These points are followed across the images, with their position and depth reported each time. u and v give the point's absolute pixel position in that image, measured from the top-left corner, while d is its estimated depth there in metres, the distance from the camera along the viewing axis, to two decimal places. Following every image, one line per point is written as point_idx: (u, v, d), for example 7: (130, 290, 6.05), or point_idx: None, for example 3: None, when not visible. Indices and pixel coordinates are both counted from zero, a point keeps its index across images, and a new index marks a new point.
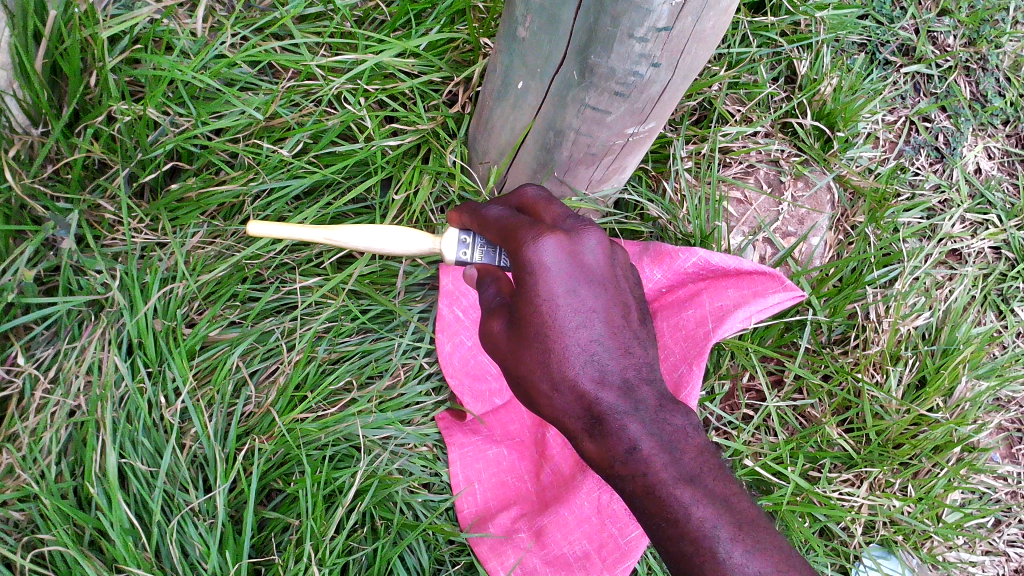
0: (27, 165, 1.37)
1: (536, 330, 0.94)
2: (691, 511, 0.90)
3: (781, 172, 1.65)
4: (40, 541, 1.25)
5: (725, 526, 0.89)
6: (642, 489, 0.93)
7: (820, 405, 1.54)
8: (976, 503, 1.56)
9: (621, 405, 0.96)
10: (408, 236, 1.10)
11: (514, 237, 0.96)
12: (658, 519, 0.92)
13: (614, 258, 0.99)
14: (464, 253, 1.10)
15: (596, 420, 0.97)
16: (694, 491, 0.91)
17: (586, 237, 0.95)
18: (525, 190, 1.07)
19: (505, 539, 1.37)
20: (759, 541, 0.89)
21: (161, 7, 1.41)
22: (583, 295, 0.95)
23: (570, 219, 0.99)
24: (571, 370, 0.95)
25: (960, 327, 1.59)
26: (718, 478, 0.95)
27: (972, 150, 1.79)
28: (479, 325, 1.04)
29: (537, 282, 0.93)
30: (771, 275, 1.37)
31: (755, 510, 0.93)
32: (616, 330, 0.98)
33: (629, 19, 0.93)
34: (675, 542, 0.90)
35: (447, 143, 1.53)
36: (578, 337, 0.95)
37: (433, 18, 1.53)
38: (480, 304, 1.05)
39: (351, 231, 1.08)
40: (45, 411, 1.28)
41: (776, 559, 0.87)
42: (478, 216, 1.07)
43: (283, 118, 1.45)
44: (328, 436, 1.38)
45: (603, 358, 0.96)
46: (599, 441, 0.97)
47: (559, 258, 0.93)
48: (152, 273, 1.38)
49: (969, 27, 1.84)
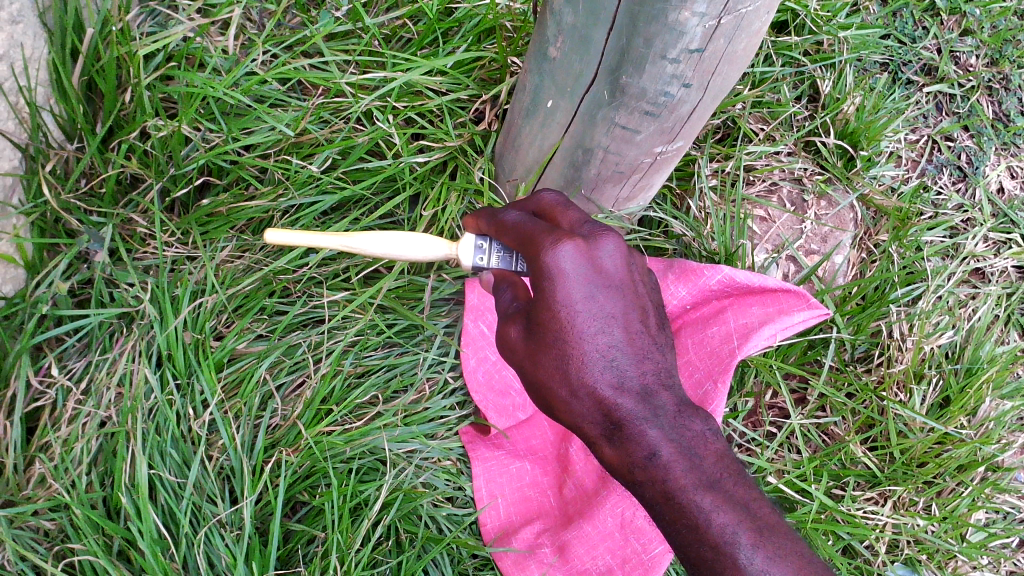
0: (62, 180, 1.39)
1: (554, 336, 0.94)
2: (711, 517, 0.90)
3: (804, 190, 1.66)
4: (70, 550, 1.26)
5: (746, 531, 0.89)
6: (662, 496, 0.94)
7: (843, 423, 1.55)
8: (1001, 523, 1.55)
9: (640, 411, 0.96)
10: (426, 242, 1.11)
11: (532, 243, 0.96)
12: (678, 525, 0.93)
13: (632, 262, 0.98)
14: (480, 259, 1.10)
15: (615, 426, 0.96)
16: (714, 497, 0.91)
17: (605, 242, 0.94)
18: (543, 195, 1.06)
19: (528, 554, 1.38)
20: (780, 546, 0.88)
21: (195, 25, 1.45)
22: (601, 301, 0.94)
23: (588, 224, 0.98)
24: (589, 376, 0.95)
25: (983, 345, 1.59)
26: (737, 484, 0.94)
27: (995, 169, 1.80)
28: (498, 331, 1.04)
29: (555, 288, 0.92)
30: (796, 293, 1.37)
31: (777, 516, 0.93)
32: (634, 336, 0.97)
33: (662, 40, 0.94)
34: (695, 548, 0.90)
35: (474, 160, 1.54)
36: (597, 343, 0.94)
37: (460, 36, 1.55)
38: (497, 309, 1.07)
39: (368, 238, 1.08)
40: (77, 421, 1.30)
41: (797, 563, 0.87)
42: (496, 222, 1.07)
43: (312, 135, 1.47)
44: (354, 450, 1.39)
45: (622, 363, 0.96)
46: (618, 448, 0.97)
47: (578, 264, 0.92)
48: (183, 286, 1.40)
49: (991, 47, 1.85)
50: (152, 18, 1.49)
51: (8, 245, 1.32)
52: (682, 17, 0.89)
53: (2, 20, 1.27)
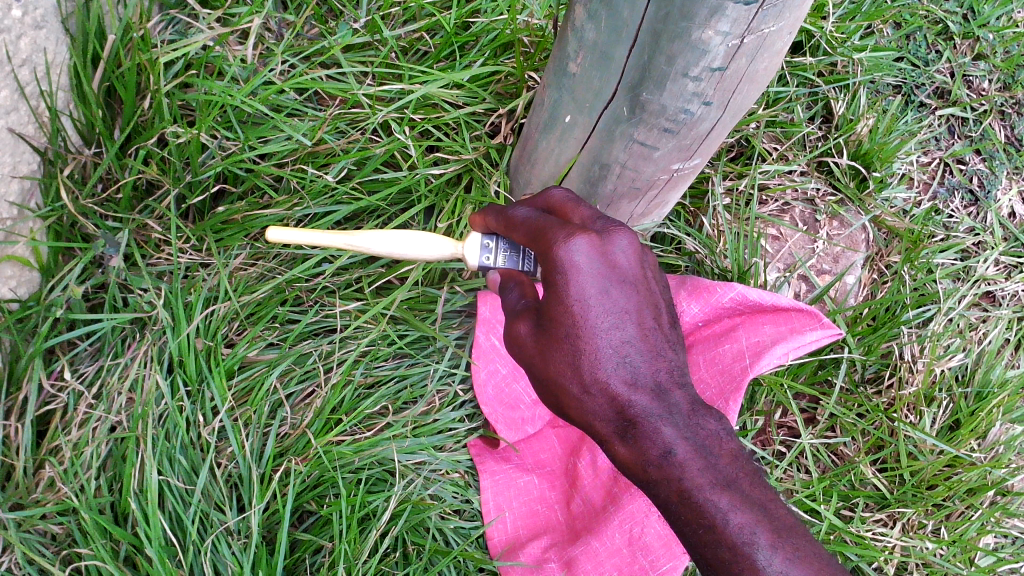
0: (80, 184, 1.39)
1: (566, 331, 0.94)
2: (728, 517, 0.89)
3: (817, 211, 1.68)
4: (77, 555, 1.25)
5: (764, 532, 0.88)
6: (677, 495, 0.93)
7: (853, 444, 1.56)
8: (1010, 548, 1.54)
9: (653, 408, 0.95)
10: (430, 241, 1.11)
11: (545, 237, 0.96)
12: (693, 525, 0.92)
13: (645, 259, 0.98)
14: (487, 259, 1.13)
15: (628, 423, 0.96)
16: (731, 497, 0.91)
17: (618, 238, 0.95)
18: (551, 192, 1.06)
19: (535, 568, 1.37)
20: (798, 548, 0.88)
21: (215, 34, 1.45)
22: (615, 296, 0.94)
23: (600, 220, 0.98)
24: (603, 373, 0.95)
25: (994, 369, 1.59)
26: (753, 485, 0.94)
27: (1007, 193, 1.80)
28: (505, 328, 1.04)
29: (569, 283, 0.92)
30: (808, 312, 1.37)
31: (794, 517, 0.92)
32: (647, 333, 0.97)
33: (684, 58, 0.95)
34: (712, 549, 0.89)
35: (489, 173, 1.55)
36: (610, 339, 0.94)
37: (477, 50, 1.56)
38: (504, 308, 1.07)
39: (373, 236, 1.08)
40: (88, 426, 1.30)
41: (816, 565, 0.87)
42: (504, 218, 1.07)
43: (328, 145, 1.48)
44: (363, 460, 1.39)
45: (635, 360, 0.96)
46: (631, 446, 0.96)
47: (591, 258, 0.93)
48: (196, 293, 1.40)
49: (1004, 72, 1.86)
50: (172, 26, 1.49)
51: (25, 248, 1.32)
52: (705, 36, 0.90)
53: (25, 24, 1.27)
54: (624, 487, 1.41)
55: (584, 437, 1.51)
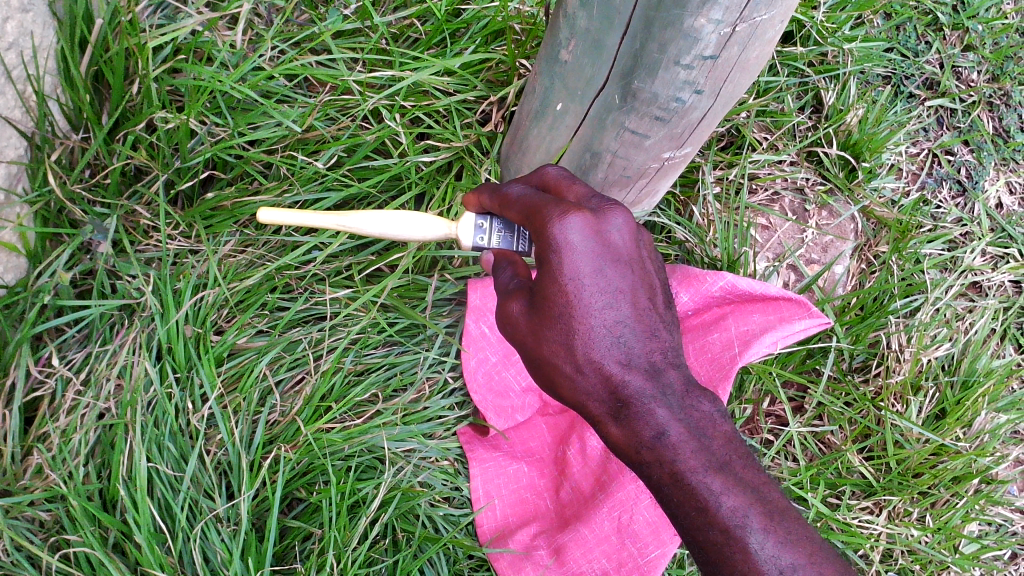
0: (67, 170, 1.38)
1: (560, 311, 0.94)
2: (721, 499, 0.90)
3: (806, 200, 1.70)
4: (65, 541, 1.25)
5: (756, 515, 0.89)
6: (670, 477, 0.93)
7: (840, 432, 1.57)
8: (993, 535, 1.57)
9: (647, 389, 0.96)
10: (425, 221, 1.11)
11: (539, 215, 0.95)
12: (685, 508, 0.92)
13: (641, 238, 0.98)
14: (481, 239, 1.12)
15: (621, 404, 0.96)
16: (724, 480, 0.91)
17: (613, 217, 0.94)
18: (546, 170, 1.06)
19: (524, 555, 1.38)
20: (791, 531, 0.89)
21: (204, 19, 1.44)
22: (609, 276, 0.94)
23: (595, 198, 0.97)
24: (596, 353, 0.95)
25: (980, 359, 1.61)
26: (746, 467, 0.94)
27: (994, 184, 1.82)
28: (498, 307, 1.04)
29: (563, 261, 0.92)
30: (797, 301, 1.39)
31: (787, 500, 0.93)
32: (642, 313, 0.97)
33: (676, 46, 0.95)
34: (704, 532, 0.90)
35: (480, 161, 1.56)
36: (603, 319, 0.94)
37: (468, 38, 1.55)
38: (497, 287, 1.07)
39: (364, 216, 1.08)
40: (75, 412, 1.29)
41: (809, 550, 0.88)
42: (500, 195, 1.06)
43: (318, 131, 1.47)
44: (353, 447, 1.38)
45: (629, 340, 0.96)
46: (624, 426, 0.96)
47: (586, 237, 0.92)
48: (186, 280, 1.40)
49: (993, 63, 1.86)
50: (160, 10, 1.47)
51: (11, 233, 1.32)
52: (697, 24, 0.90)
53: (14, 8, 1.26)
54: (613, 475, 1.42)
55: (574, 425, 1.52)
